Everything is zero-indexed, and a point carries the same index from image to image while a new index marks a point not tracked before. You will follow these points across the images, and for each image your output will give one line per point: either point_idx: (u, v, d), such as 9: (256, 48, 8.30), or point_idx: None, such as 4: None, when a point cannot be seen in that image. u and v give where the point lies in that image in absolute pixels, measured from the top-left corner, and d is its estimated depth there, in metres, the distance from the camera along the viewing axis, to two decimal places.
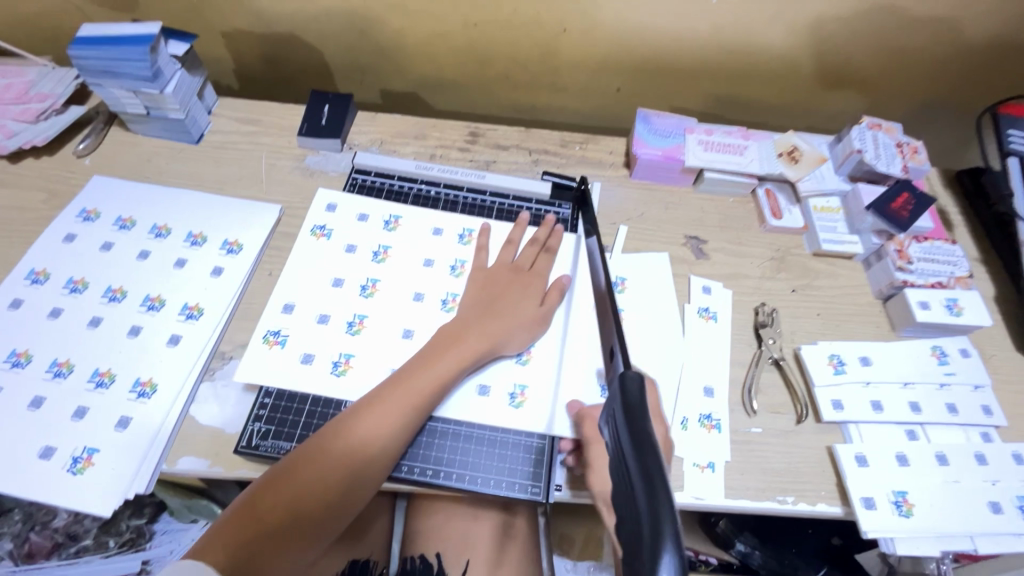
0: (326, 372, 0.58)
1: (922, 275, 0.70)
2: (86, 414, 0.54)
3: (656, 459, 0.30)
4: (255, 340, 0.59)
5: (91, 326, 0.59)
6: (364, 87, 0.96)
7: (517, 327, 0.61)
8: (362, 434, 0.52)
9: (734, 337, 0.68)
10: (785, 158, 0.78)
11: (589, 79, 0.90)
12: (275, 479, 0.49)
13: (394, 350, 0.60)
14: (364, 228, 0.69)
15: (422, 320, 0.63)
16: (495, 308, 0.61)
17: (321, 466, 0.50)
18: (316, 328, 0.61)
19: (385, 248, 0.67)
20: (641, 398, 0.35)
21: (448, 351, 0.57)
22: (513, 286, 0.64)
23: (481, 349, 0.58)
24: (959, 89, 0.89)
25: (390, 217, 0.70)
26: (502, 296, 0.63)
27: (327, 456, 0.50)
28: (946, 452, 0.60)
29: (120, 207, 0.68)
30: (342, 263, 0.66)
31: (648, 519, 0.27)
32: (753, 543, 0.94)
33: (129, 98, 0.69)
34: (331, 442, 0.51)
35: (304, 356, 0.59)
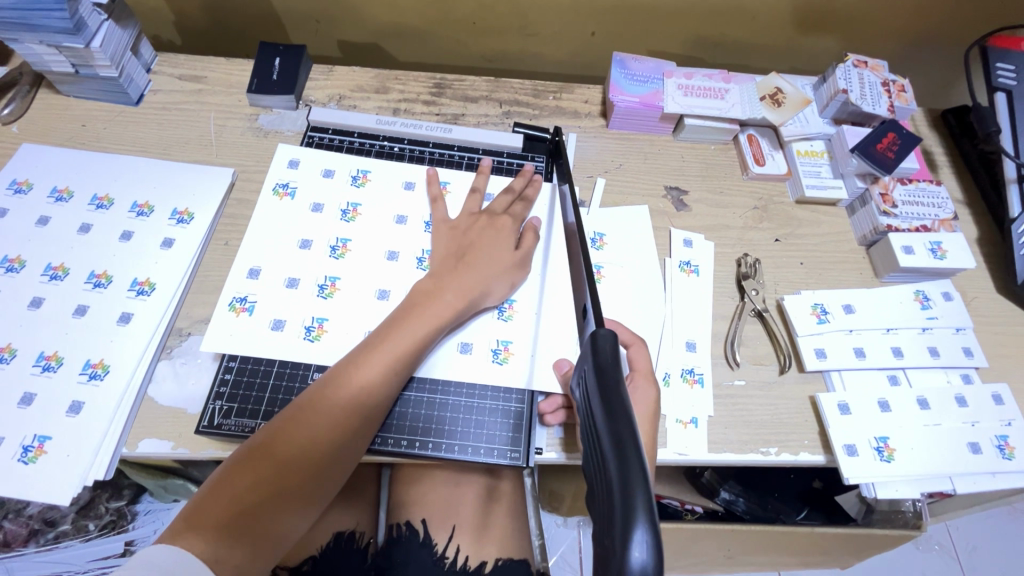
0: (299, 337, 0.55)
1: (906, 219, 0.68)
2: (34, 401, 0.51)
3: (630, 432, 0.29)
4: (220, 306, 0.56)
5: (32, 307, 0.55)
6: (320, 39, 0.89)
7: (494, 276, 0.57)
8: (339, 405, 0.49)
9: (716, 290, 0.66)
10: (767, 101, 0.74)
11: (561, 22, 0.84)
12: (250, 451, 0.46)
13: (372, 312, 0.57)
14: (330, 184, 0.64)
15: (399, 278, 0.59)
16: (472, 258, 0.58)
17: (299, 434, 0.47)
18: (285, 292, 0.57)
19: (354, 206, 0.63)
20: (615, 364, 0.34)
21: (422, 309, 0.54)
22: (486, 233, 0.60)
23: (460, 302, 0.55)
24: (949, 24, 0.85)
25: (358, 171, 0.65)
26: (478, 245, 0.59)
27: (304, 423, 0.47)
28: (927, 396, 0.59)
29: (55, 176, 0.63)
30: (311, 223, 0.61)
31: (619, 491, 0.27)
32: (737, 490, 0.96)
33: (52, 54, 0.63)
34: (308, 415, 0.48)
35: (274, 322, 0.55)
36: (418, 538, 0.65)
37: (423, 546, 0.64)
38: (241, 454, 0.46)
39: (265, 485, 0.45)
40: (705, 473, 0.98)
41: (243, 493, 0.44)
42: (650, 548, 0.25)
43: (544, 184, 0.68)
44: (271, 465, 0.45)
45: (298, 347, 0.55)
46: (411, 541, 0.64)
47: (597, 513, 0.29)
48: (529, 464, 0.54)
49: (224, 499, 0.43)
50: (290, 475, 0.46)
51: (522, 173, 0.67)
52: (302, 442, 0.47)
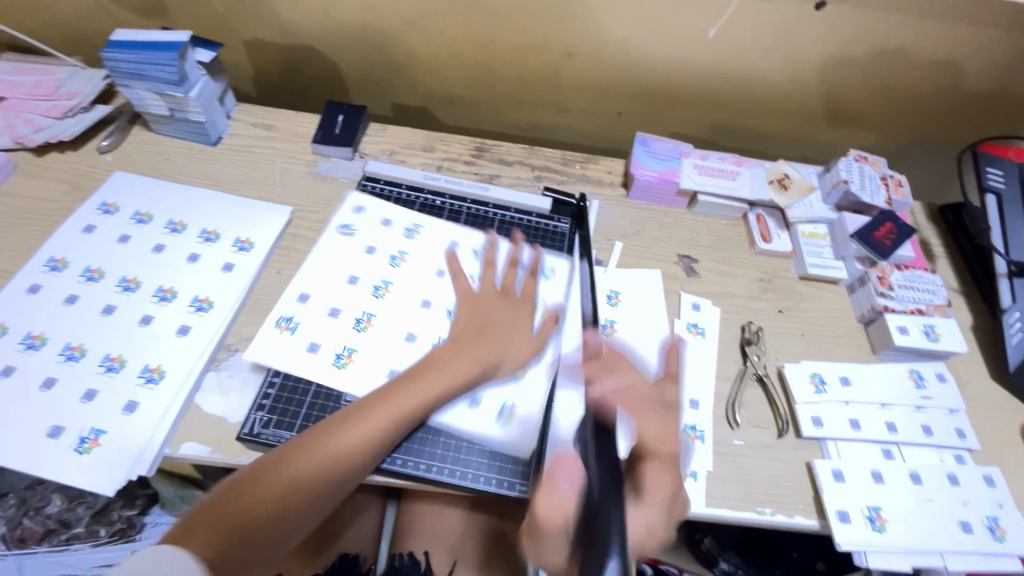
0: (334, 365, 0.60)
1: (902, 301, 0.73)
2: (95, 397, 0.56)
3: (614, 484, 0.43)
4: (268, 326, 0.62)
5: (105, 313, 0.62)
6: (377, 100, 1.00)
7: (508, 349, 0.62)
8: (339, 449, 0.52)
9: (721, 353, 0.70)
10: (775, 184, 0.81)
11: (592, 102, 0.94)
12: (247, 476, 0.50)
13: (399, 353, 0.62)
14: (382, 232, 0.71)
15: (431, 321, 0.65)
16: (488, 329, 0.62)
17: (299, 470, 0.51)
18: (329, 321, 0.63)
19: (401, 254, 0.70)
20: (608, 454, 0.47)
21: (436, 372, 0.58)
22: (503, 310, 0.64)
23: (469, 367, 0.59)
24: (946, 129, 0.94)
25: (411, 224, 0.73)
26: (496, 320, 0.63)
27: (299, 461, 0.51)
28: (920, 471, 0.62)
29: (138, 201, 0.71)
30: (358, 263, 0.68)
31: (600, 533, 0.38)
32: (737, 562, 0.98)
33: (155, 99, 0.73)
34: (309, 451, 0.51)
35: (311, 345, 0.61)
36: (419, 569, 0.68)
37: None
38: (234, 480, 0.49)
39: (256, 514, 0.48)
40: (705, 540, 1.00)
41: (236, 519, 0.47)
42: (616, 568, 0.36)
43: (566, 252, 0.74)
44: (266, 494, 0.49)
45: (331, 371, 0.60)
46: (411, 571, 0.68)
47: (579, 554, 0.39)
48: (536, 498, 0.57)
49: (219, 521, 0.47)
50: (280, 511, 0.49)
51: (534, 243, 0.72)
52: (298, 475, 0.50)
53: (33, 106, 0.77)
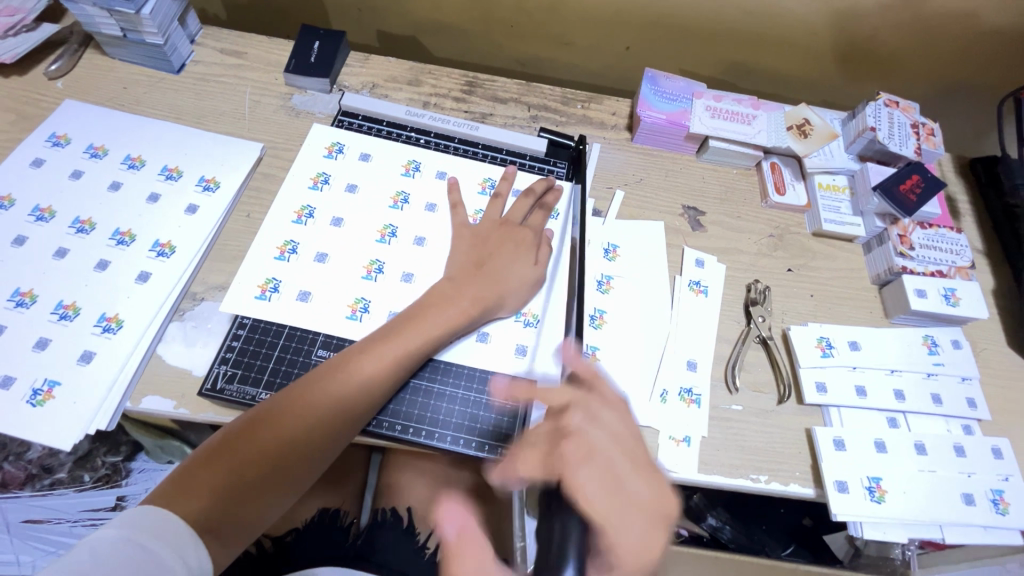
0: (329, 302, 0.57)
1: (921, 262, 0.68)
2: (48, 346, 0.52)
3: None
4: (248, 277, 0.57)
5: (57, 257, 0.57)
6: (361, 27, 0.91)
7: (511, 289, 0.59)
8: (337, 391, 0.50)
9: (723, 313, 0.66)
10: (794, 131, 0.74)
11: (597, 33, 0.85)
12: (254, 421, 0.48)
13: (398, 294, 0.58)
14: (373, 169, 0.65)
15: (425, 263, 0.61)
16: (491, 268, 0.59)
17: (295, 414, 0.49)
18: (314, 266, 0.59)
19: (404, 196, 0.64)
20: None
21: (439, 310, 0.55)
22: (505, 244, 0.61)
23: (473, 306, 0.56)
24: (986, 73, 0.85)
25: (410, 162, 0.67)
26: (499, 256, 0.60)
27: (293, 406, 0.49)
28: (925, 442, 0.59)
29: (92, 134, 0.65)
30: (344, 202, 0.63)
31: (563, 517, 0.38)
32: (725, 518, 0.96)
33: (104, 16, 0.65)
34: (308, 393, 0.49)
35: (318, 256, 0.59)
36: (402, 526, 0.67)
37: (406, 534, 0.67)
38: (205, 455, 0.46)
39: (275, 462, 0.47)
40: (694, 496, 0.98)
41: (256, 467, 0.46)
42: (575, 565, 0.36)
43: (566, 186, 0.69)
44: (275, 440, 0.48)
45: (320, 311, 0.57)
46: (394, 527, 0.67)
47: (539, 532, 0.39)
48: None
49: (220, 477, 0.45)
50: (263, 486, 0.47)
51: (507, 177, 0.67)
52: (296, 416, 0.49)
53: None
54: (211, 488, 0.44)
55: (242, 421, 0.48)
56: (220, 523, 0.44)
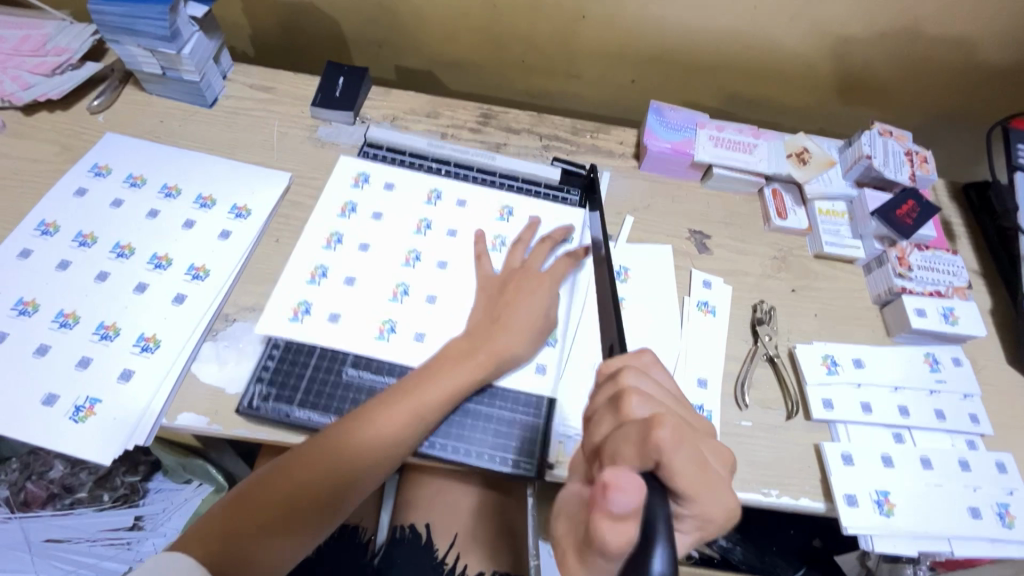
0: (356, 322, 0.60)
1: (920, 283, 0.71)
2: (89, 365, 0.55)
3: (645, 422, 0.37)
4: (283, 301, 0.60)
5: (99, 280, 0.60)
6: (379, 63, 0.96)
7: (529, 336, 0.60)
8: (354, 446, 0.51)
9: (731, 332, 0.68)
10: (794, 158, 0.78)
11: (605, 68, 0.90)
12: (272, 471, 0.51)
13: (423, 315, 0.61)
14: (397, 198, 0.69)
15: (447, 285, 0.64)
16: (509, 317, 0.60)
17: (309, 467, 0.51)
18: (343, 289, 0.62)
19: (427, 222, 0.68)
20: None
21: (457, 363, 0.56)
22: (522, 289, 0.63)
23: (491, 358, 0.57)
24: (975, 103, 0.89)
25: (431, 191, 0.70)
26: (517, 301, 0.62)
27: (307, 460, 0.51)
28: (931, 456, 0.61)
29: (131, 164, 0.69)
30: (369, 228, 0.66)
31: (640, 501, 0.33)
32: (735, 538, 0.96)
33: (146, 56, 0.70)
34: (325, 449, 0.51)
35: (346, 279, 0.62)
36: (420, 542, 0.67)
37: (424, 549, 0.67)
38: (226, 506, 0.49)
39: (288, 512, 0.49)
40: None
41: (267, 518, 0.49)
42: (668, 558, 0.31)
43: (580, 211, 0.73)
44: (288, 492, 0.50)
45: (348, 330, 0.59)
46: (411, 544, 0.67)
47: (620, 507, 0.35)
48: (541, 477, 0.56)
49: (233, 525, 0.48)
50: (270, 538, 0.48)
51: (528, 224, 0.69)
52: (309, 470, 0.51)
53: (20, 62, 0.73)
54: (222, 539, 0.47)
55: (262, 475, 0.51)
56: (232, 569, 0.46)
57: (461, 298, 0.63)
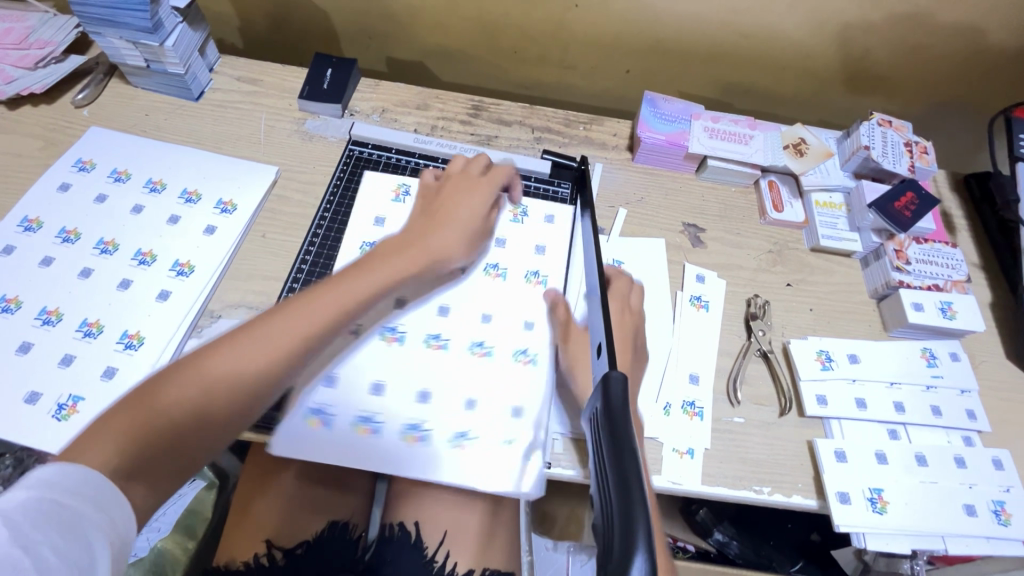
0: (396, 432, 0.56)
1: (919, 276, 0.69)
2: (73, 362, 0.55)
3: (624, 421, 0.35)
4: None
5: (82, 277, 0.59)
6: (370, 54, 0.95)
7: (462, 231, 0.61)
8: (275, 334, 0.48)
9: (724, 327, 0.67)
10: (790, 150, 0.77)
11: (598, 57, 0.88)
12: (175, 368, 0.45)
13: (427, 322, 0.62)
14: (381, 200, 0.68)
15: (488, 384, 0.59)
16: (443, 223, 0.61)
17: (229, 354, 0.46)
18: None
19: None
20: (624, 398, 0.37)
21: (394, 257, 0.56)
22: (458, 188, 0.64)
23: (422, 257, 0.58)
24: (977, 90, 0.87)
25: (399, 187, 0.69)
26: (450, 199, 0.63)
27: (224, 348, 0.46)
28: (926, 453, 0.60)
29: (115, 159, 0.68)
30: (367, 253, 0.64)
31: (621, 505, 0.30)
32: (731, 533, 0.96)
33: (129, 49, 0.68)
34: (246, 334, 0.47)
35: (373, 386, 0.58)
36: (410, 540, 0.66)
37: (412, 547, 0.66)
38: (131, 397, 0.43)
39: (200, 406, 0.44)
40: (700, 511, 0.97)
41: (184, 409, 0.43)
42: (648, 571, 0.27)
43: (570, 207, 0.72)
44: (208, 380, 0.45)
45: (388, 444, 0.55)
46: (402, 541, 0.66)
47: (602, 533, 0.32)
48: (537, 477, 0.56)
49: (134, 432, 0.41)
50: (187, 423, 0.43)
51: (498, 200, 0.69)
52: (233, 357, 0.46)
53: (2, 55, 0.72)
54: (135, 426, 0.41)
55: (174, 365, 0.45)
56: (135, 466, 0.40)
57: (506, 401, 0.59)
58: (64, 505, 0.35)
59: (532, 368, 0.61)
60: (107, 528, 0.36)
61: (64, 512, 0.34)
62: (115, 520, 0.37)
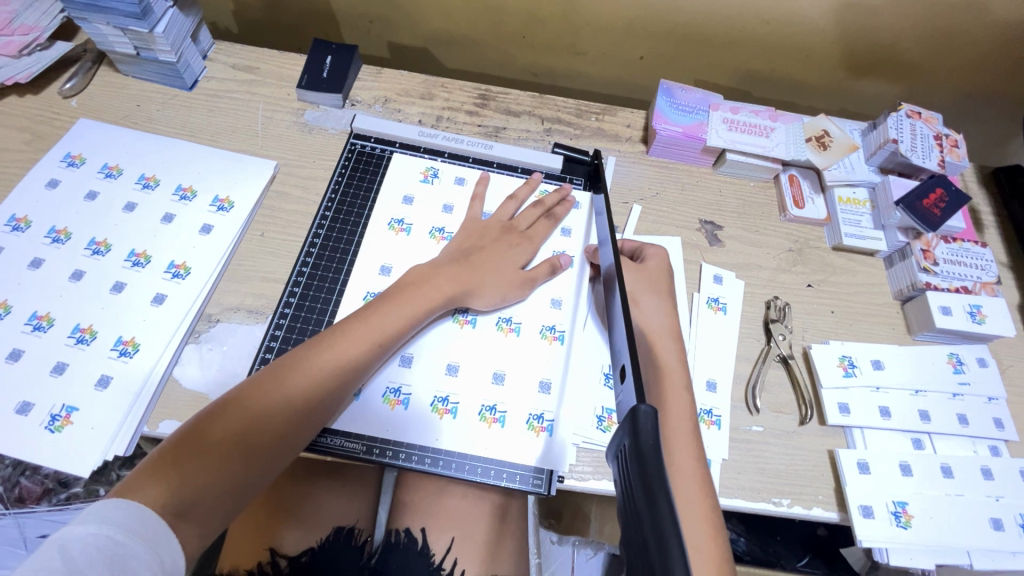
0: (424, 404, 0.55)
1: (946, 278, 0.66)
2: (65, 371, 0.52)
3: (655, 457, 0.32)
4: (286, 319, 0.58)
5: (73, 280, 0.57)
6: (371, 38, 0.90)
7: (500, 272, 0.60)
8: (311, 371, 0.49)
9: (742, 330, 0.65)
10: (813, 143, 0.73)
11: (612, 42, 0.84)
12: (217, 409, 0.46)
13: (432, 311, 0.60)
14: (388, 196, 0.66)
15: (514, 361, 0.58)
16: (485, 261, 0.60)
17: (267, 393, 0.48)
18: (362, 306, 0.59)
19: (426, 222, 0.65)
20: (654, 430, 0.34)
21: (422, 289, 0.56)
22: (500, 240, 0.62)
23: (451, 288, 0.57)
24: (1011, 79, 0.83)
25: (428, 168, 0.69)
26: (490, 249, 0.61)
27: (265, 387, 0.48)
28: (952, 464, 0.58)
29: (106, 153, 0.64)
30: (388, 248, 0.63)
31: (658, 556, 0.27)
32: (739, 530, 0.96)
33: (117, 35, 0.65)
34: (284, 373, 0.49)
35: (401, 358, 0.57)
36: (416, 546, 0.65)
37: (421, 554, 0.65)
38: (177, 439, 0.44)
39: (245, 440, 0.46)
40: None
41: (226, 448, 0.45)
42: None
43: (585, 194, 0.70)
44: (246, 419, 0.46)
45: (417, 413, 0.55)
46: (408, 549, 0.65)
47: None
48: (550, 491, 0.53)
49: (181, 477, 0.42)
50: (229, 459, 0.44)
51: (528, 182, 0.68)
52: (270, 395, 0.48)
53: None
54: (178, 465, 0.43)
55: (216, 404, 0.47)
56: (186, 504, 0.42)
57: (533, 376, 0.57)
58: (117, 542, 0.37)
59: (560, 343, 0.59)
60: (155, 566, 0.38)
61: (115, 552, 0.37)
62: (163, 558, 0.39)
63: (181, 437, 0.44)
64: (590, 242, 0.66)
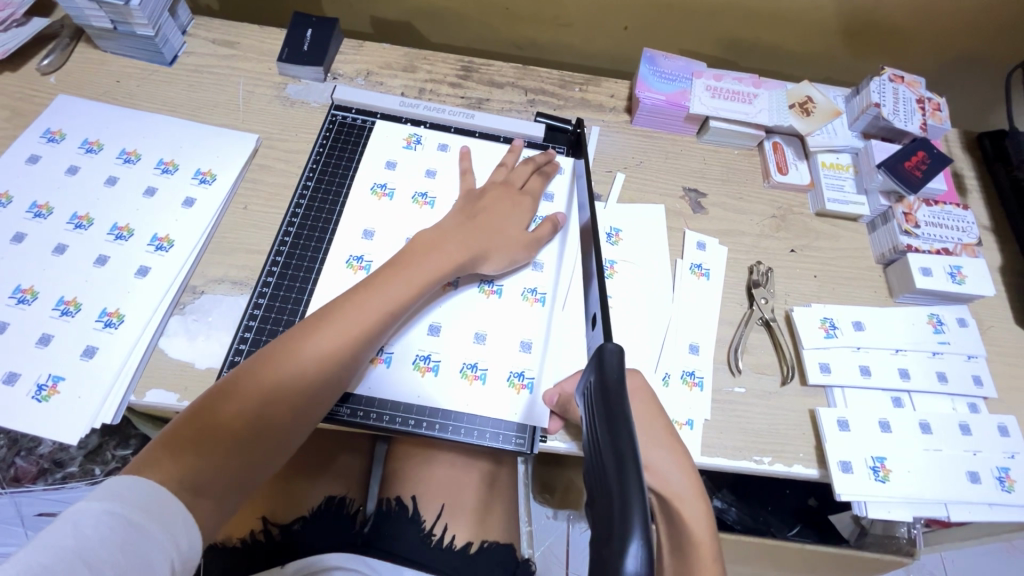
0: (408, 364, 0.55)
1: (927, 240, 0.66)
2: (51, 342, 0.53)
3: (620, 400, 0.34)
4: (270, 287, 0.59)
5: (57, 253, 0.57)
6: (354, 13, 0.90)
7: (507, 235, 0.60)
8: (318, 345, 0.48)
9: (725, 295, 0.65)
10: (796, 109, 0.73)
11: (595, 13, 0.83)
12: (229, 384, 0.46)
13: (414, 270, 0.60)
14: (370, 165, 0.66)
15: (497, 322, 0.58)
16: (490, 225, 0.59)
17: (276, 368, 0.47)
18: (346, 274, 0.59)
19: (407, 188, 0.65)
20: (618, 371, 0.36)
21: (430, 257, 0.55)
22: (502, 201, 0.62)
23: (461, 254, 0.56)
24: (995, 42, 0.82)
25: (411, 135, 0.68)
26: (493, 212, 0.61)
27: (274, 361, 0.47)
28: (930, 421, 0.59)
29: (86, 129, 0.64)
30: (372, 215, 0.63)
31: (617, 491, 0.29)
32: (730, 500, 0.98)
33: (94, 9, 0.64)
34: (293, 347, 0.48)
35: None
36: (407, 514, 0.65)
37: (411, 521, 0.65)
38: (189, 416, 0.44)
39: (258, 416, 0.45)
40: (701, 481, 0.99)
41: (241, 424, 0.45)
42: (643, 560, 0.26)
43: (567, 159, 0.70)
44: (258, 395, 0.46)
45: (402, 373, 0.55)
46: (400, 515, 0.65)
47: (594, 517, 0.31)
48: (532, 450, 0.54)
49: (197, 455, 0.42)
50: (243, 436, 0.44)
51: (513, 149, 0.68)
52: (280, 369, 0.47)
53: None
54: (193, 442, 0.43)
55: (226, 381, 0.46)
56: (205, 481, 0.42)
57: (518, 337, 0.58)
58: (130, 522, 0.37)
59: (542, 305, 0.60)
60: (168, 551, 0.38)
61: (129, 531, 0.36)
62: (177, 541, 0.39)
63: (193, 415, 0.44)
64: (572, 207, 0.66)
